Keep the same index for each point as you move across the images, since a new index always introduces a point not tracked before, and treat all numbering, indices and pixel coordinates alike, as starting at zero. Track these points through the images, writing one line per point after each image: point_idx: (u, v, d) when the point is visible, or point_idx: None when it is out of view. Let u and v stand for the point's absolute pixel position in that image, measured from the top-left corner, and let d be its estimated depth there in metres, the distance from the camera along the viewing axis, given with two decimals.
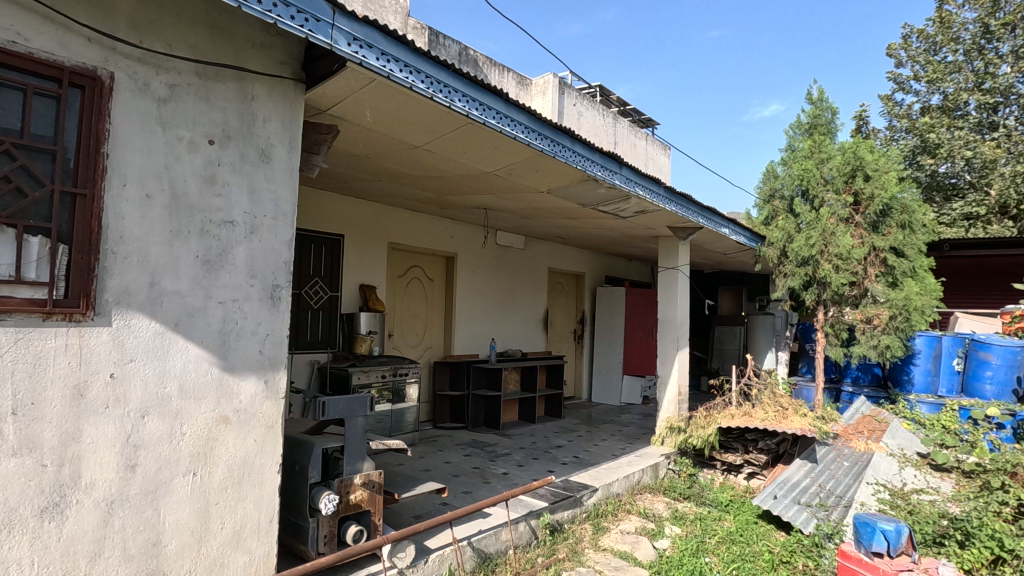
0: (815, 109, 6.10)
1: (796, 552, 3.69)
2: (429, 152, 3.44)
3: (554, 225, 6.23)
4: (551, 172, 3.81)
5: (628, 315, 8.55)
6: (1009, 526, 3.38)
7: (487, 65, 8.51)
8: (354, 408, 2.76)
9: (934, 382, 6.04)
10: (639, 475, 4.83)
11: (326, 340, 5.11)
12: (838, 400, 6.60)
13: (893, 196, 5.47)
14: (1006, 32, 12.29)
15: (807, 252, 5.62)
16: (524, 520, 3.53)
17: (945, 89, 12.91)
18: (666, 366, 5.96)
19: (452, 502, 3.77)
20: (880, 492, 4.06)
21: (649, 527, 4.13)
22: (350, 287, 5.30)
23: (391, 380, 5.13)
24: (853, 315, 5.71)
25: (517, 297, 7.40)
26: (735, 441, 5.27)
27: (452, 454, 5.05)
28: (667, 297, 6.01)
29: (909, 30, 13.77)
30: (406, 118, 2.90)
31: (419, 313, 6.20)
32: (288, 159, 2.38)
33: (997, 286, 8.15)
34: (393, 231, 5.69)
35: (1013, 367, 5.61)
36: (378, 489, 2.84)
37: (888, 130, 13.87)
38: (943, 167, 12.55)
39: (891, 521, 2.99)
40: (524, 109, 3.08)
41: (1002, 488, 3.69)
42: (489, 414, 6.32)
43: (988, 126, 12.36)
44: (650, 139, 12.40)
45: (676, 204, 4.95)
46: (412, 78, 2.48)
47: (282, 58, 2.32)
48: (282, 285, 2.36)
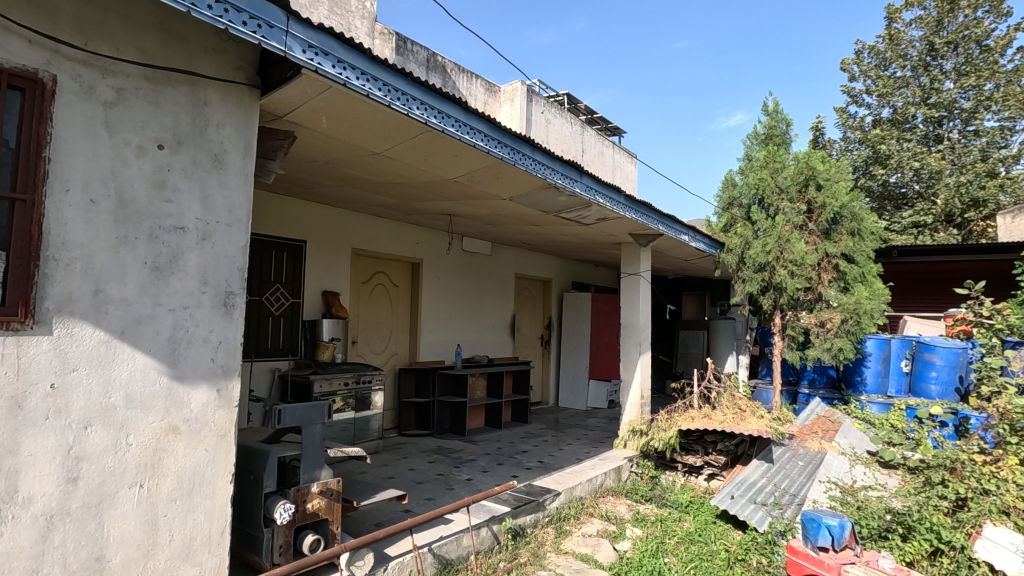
0: (771, 120, 6.34)
1: (751, 550, 3.83)
2: (389, 158, 3.44)
3: (519, 231, 6.28)
4: (512, 180, 3.86)
5: (595, 320, 8.67)
6: (947, 519, 3.57)
7: (455, 72, 8.55)
8: (312, 416, 2.75)
9: (884, 382, 6.30)
10: (602, 479, 4.89)
11: (287, 347, 5.02)
12: (795, 401, 6.83)
13: (844, 204, 5.70)
14: (949, 51, 13.01)
15: (763, 258, 5.82)
16: (486, 525, 3.55)
17: (894, 103, 13.49)
18: (629, 370, 6.07)
19: (413, 509, 3.75)
20: (832, 489, 4.20)
21: (610, 529, 4.20)
22: (313, 293, 5.24)
23: (355, 387, 5.07)
24: (807, 318, 5.92)
25: (483, 303, 7.42)
26: (695, 444, 5.40)
27: (417, 461, 5.02)
28: (629, 302, 6.12)
29: (862, 46, 14.39)
30: (365, 125, 2.90)
31: (384, 319, 6.17)
32: (243, 164, 2.36)
33: (941, 291, 8.59)
34: (357, 237, 5.65)
35: (955, 367, 5.89)
36: (337, 497, 2.81)
37: (843, 141, 14.45)
38: (894, 177, 13.13)
39: (835, 517, 3.11)
40: (483, 117, 3.12)
41: (942, 483, 3.88)
42: (455, 420, 6.32)
43: (933, 139, 13.04)
44: (616, 147, 12.63)
45: (636, 212, 5.07)
46: (370, 86, 2.49)
47: (237, 63, 2.30)
48: (235, 292, 2.33)
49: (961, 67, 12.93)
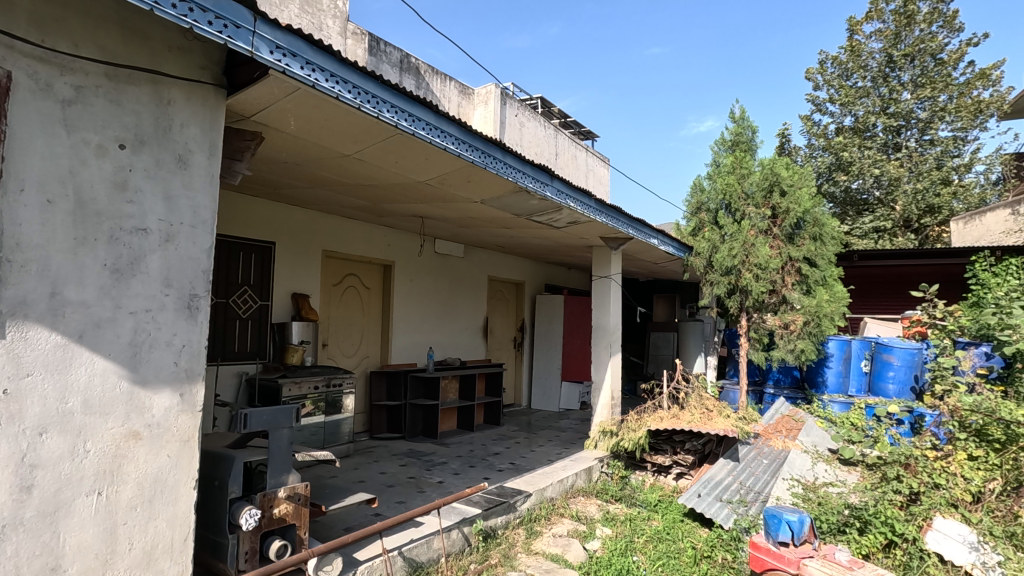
0: (738, 127, 6.50)
1: (717, 547, 3.94)
2: (359, 160, 3.43)
3: (492, 234, 6.30)
4: (483, 183, 3.89)
5: (567, 322, 8.74)
6: (901, 513, 3.73)
7: (429, 73, 8.54)
8: (279, 419, 2.72)
9: (845, 382, 6.51)
10: (573, 479, 4.95)
11: (255, 351, 4.93)
12: (761, 401, 7.01)
13: (807, 210, 5.90)
14: (906, 63, 13.53)
15: (729, 261, 5.97)
16: (456, 527, 3.55)
17: (856, 112, 13.95)
18: (600, 372, 6.14)
19: (384, 512, 3.73)
20: (795, 486, 4.32)
21: (580, 529, 4.24)
22: (282, 296, 5.17)
23: (325, 391, 5.01)
24: (772, 320, 6.08)
25: (456, 305, 7.42)
26: (664, 443, 5.50)
27: (388, 465, 4.99)
28: (600, 304, 6.19)
29: (825, 57, 14.85)
30: (335, 127, 2.89)
31: (356, 322, 6.12)
32: (208, 165, 2.32)
33: (898, 293, 8.89)
34: (327, 239, 5.60)
35: (911, 367, 6.08)
36: (304, 502, 2.79)
37: (808, 148, 14.90)
38: (856, 183, 13.60)
39: (795, 512, 3.22)
40: (454, 121, 3.14)
41: (897, 478, 3.98)
42: (427, 423, 6.31)
43: (893, 147, 13.54)
44: (589, 151, 12.77)
45: (606, 215, 5.15)
46: (339, 88, 2.48)
47: (202, 62, 2.27)
48: (200, 295, 2.29)
49: (918, 78, 13.47)
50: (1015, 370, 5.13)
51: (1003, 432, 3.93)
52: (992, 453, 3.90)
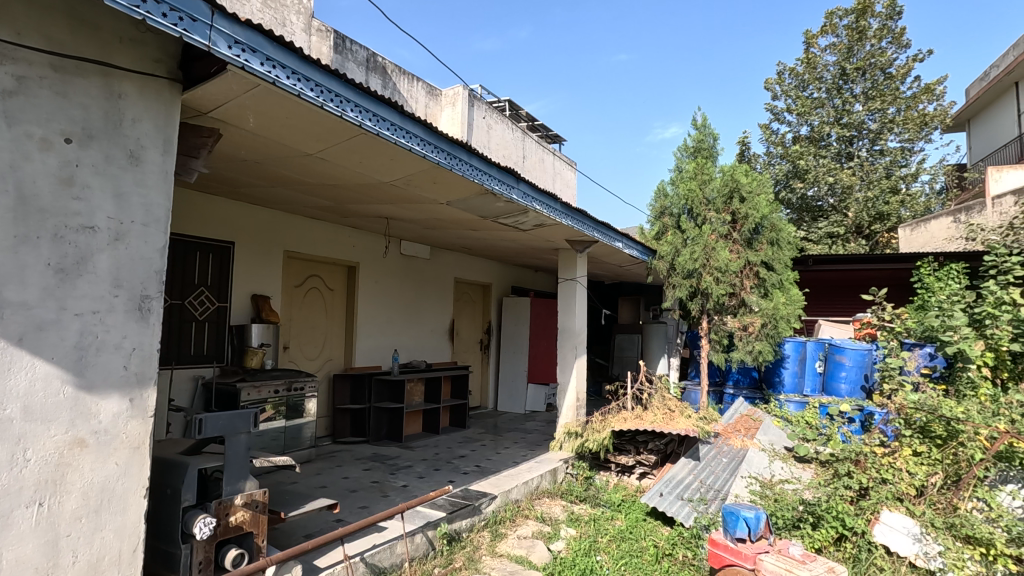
0: (700, 134, 6.66)
1: (678, 545, 4.02)
2: (322, 160, 3.37)
3: (459, 236, 6.28)
4: (448, 185, 3.88)
5: (533, 324, 8.79)
6: (851, 507, 3.87)
7: (395, 73, 8.46)
8: (236, 424, 2.64)
9: (800, 382, 6.75)
10: (538, 481, 4.98)
11: (212, 354, 4.78)
12: (721, 401, 7.19)
13: (765, 216, 6.09)
14: (858, 76, 14.14)
15: (691, 265, 6.11)
16: (421, 531, 3.52)
17: (811, 122, 14.50)
18: (566, 373, 6.19)
19: (346, 518, 3.66)
20: (753, 483, 4.45)
21: (545, 530, 4.27)
22: (241, 297, 5.03)
23: (286, 395, 4.90)
24: (732, 322, 6.24)
25: (422, 307, 7.36)
26: (628, 444, 5.59)
27: (351, 469, 4.91)
28: (566, 307, 6.25)
29: (783, 68, 15.37)
30: (297, 126, 2.84)
31: (318, 324, 6.00)
32: (162, 161, 2.25)
33: (849, 296, 9.27)
34: (289, 239, 5.48)
35: (862, 367, 6.32)
36: (262, 509, 2.72)
37: (766, 156, 15.39)
38: (811, 191, 14.14)
39: (752, 509, 3.32)
40: (419, 122, 3.12)
41: (848, 474, 4.12)
42: (392, 426, 6.24)
43: (846, 156, 14.11)
44: (556, 154, 12.87)
45: (572, 219, 5.20)
46: (301, 86, 2.43)
47: (156, 55, 2.20)
48: (152, 296, 2.21)
49: (869, 91, 14.07)
50: (956, 369, 5.41)
51: (944, 428, 4.13)
52: (934, 449, 4.12)
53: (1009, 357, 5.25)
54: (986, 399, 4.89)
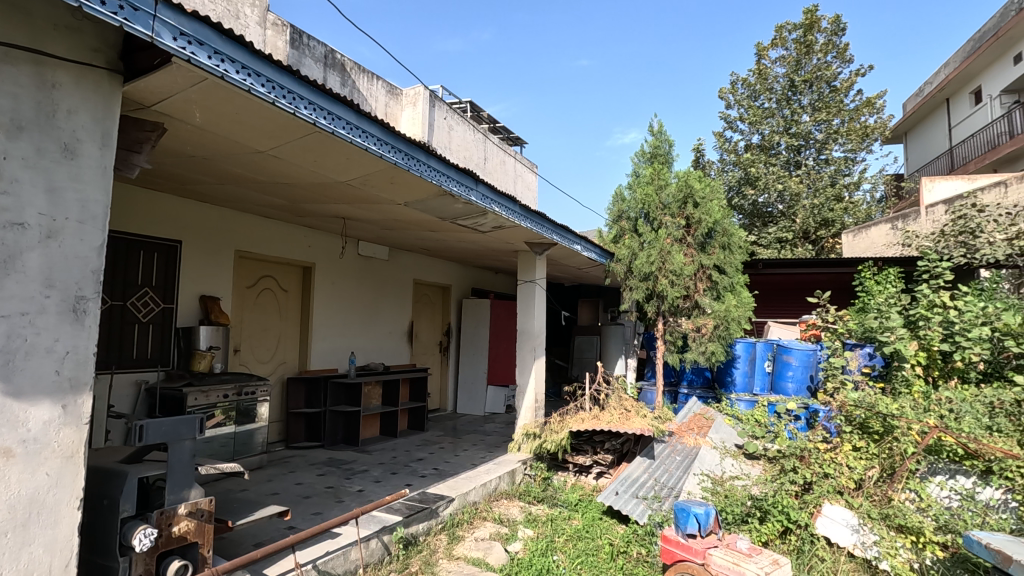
0: (656, 140, 6.81)
1: (632, 542, 4.10)
2: (274, 157, 3.29)
3: (417, 237, 6.23)
4: (406, 186, 3.84)
5: (493, 326, 8.79)
6: (796, 502, 4.03)
7: (355, 71, 8.32)
8: (180, 431, 2.54)
9: (750, 382, 7.00)
10: (496, 482, 4.98)
11: (157, 358, 4.58)
12: (676, 401, 7.37)
13: (717, 221, 6.29)
14: (806, 88, 14.76)
15: (647, 268, 6.25)
16: (376, 536, 3.47)
17: (762, 131, 15.05)
18: (524, 375, 6.21)
19: (298, 525, 3.57)
20: (705, 480, 4.58)
21: (502, 532, 4.27)
22: (189, 297, 4.84)
23: (236, 399, 4.74)
24: (686, 324, 6.41)
25: (380, 309, 7.26)
26: (585, 444, 5.65)
27: (305, 475, 4.79)
28: (524, 308, 6.28)
29: (736, 78, 15.90)
30: (248, 122, 2.76)
31: (271, 326, 5.85)
32: (100, 156, 2.14)
33: (796, 299, 9.67)
34: (241, 238, 5.31)
35: (808, 367, 6.59)
36: (208, 518, 2.62)
37: (720, 162, 15.89)
38: (762, 197, 14.69)
39: (702, 505, 3.41)
40: (376, 121, 3.08)
41: (793, 469, 4.29)
42: (348, 430, 6.13)
43: (794, 164, 14.72)
44: (517, 157, 12.93)
45: (530, 221, 5.24)
46: (251, 81, 2.36)
47: (95, 44, 2.10)
48: (87, 297, 2.10)
49: (815, 103, 14.70)
50: (893, 368, 5.69)
51: (881, 424, 4.35)
52: (872, 444, 4.33)
53: (940, 356, 5.56)
54: (919, 396, 5.15)
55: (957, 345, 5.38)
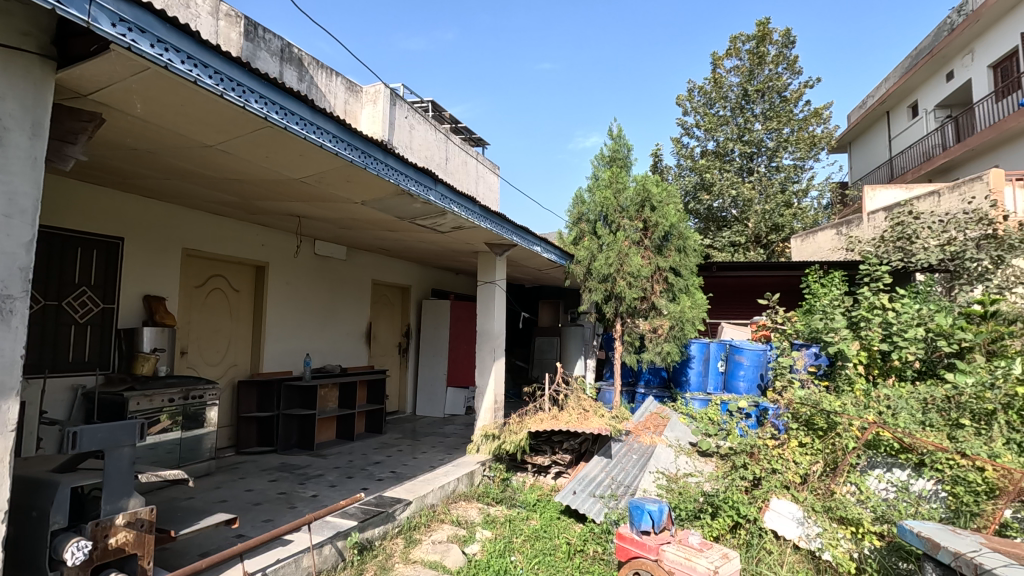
0: (615, 144, 6.93)
1: (589, 540, 4.15)
2: (223, 152, 3.18)
3: (376, 237, 6.13)
4: (363, 184, 3.78)
5: (453, 327, 8.75)
6: (746, 497, 4.17)
7: (313, 66, 8.13)
8: (118, 437, 2.42)
9: (704, 381, 7.20)
10: (454, 485, 4.96)
11: (96, 361, 4.35)
12: (633, 400, 7.50)
13: (673, 224, 6.44)
14: (758, 97, 15.30)
15: (606, 270, 6.35)
16: (330, 542, 3.39)
17: (717, 137, 15.53)
18: (484, 376, 6.20)
19: (247, 533, 3.45)
20: (660, 478, 4.69)
21: (460, 534, 4.24)
22: (132, 297, 4.62)
23: (183, 404, 4.54)
24: (643, 325, 6.53)
25: (337, 310, 7.11)
26: (544, 444, 5.68)
27: (256, 481, 4.64)
28: (484, 309, 6.27)
29: (693, 86, 16.34)
30: (194, 115, 2.65)
31: (222, 327, 5.64)
32: (30, 146, 2.02)
33: (748, 301, 10.01)
34: (189, 236, 5.11)
35: (758, 366, 6.82)
36: (148, 528, 2.50)
37: (677, 167, 16.30)
38: (716, 202, 15.17)
39: (656, 502, 3.47)
40: (331, 118, 3.02)
41: (743, 466, 4.44)
42: (302, 434, 5.97)
43: (747, 171, 15.24)
44: (479, 158, 12.90)
45: (490, 222, 5.23)
46: (198, 72, 2.28)
47: (25, 27, 1.98)
48: (14, 296, 1.97)
49: (767, 112, 15.24)
50: (836, 367, 5.93)
51: (825, 420, 4.52)
52: (817, 439, 4.52)
53: (880, 355, 5.85)
54: (860, 393, 5.38)
55: (895, 345, 5.68)
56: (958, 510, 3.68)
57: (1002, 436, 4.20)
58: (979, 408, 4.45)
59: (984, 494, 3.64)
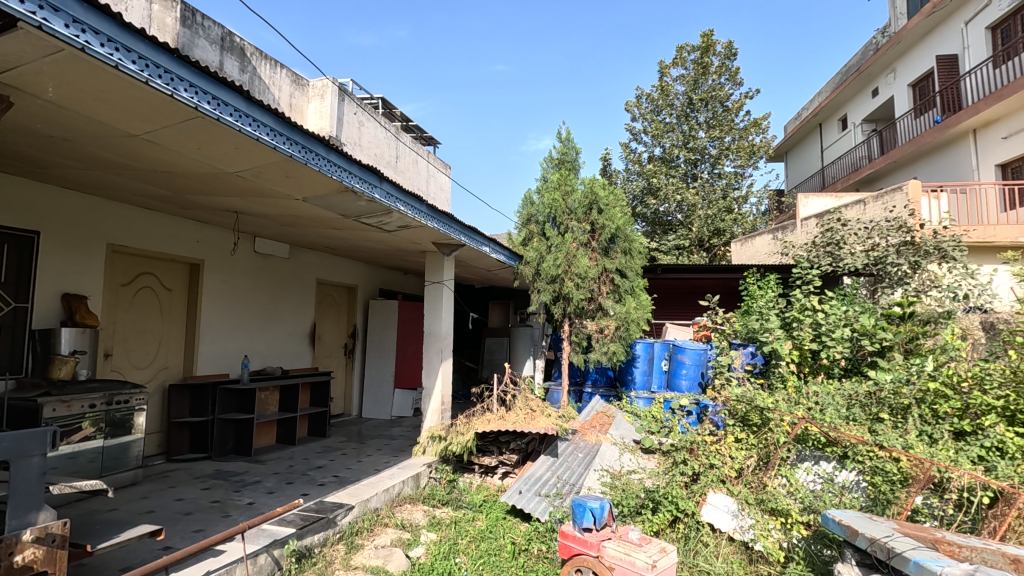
0: (564, 147, 7.02)
1: (533, 540, 4.18)
2: (151, 143, 3.01)
3: (320, 235, 5.96)
4: (304, 180, 3.66)
5: (401, 328, 8.61)
6: (685, 492, 4.32)
7: (255, 57, 7.82)
8: (27, 446, 2.24)
9: (648, 380, 7.41)
10: (400, 487, 4.88)
11: (6, 364, 4.02)
12: (580, 400, 7.60)
13: (619, 227, 6.58)
14: (701, 106, 15.86)
15: (554, 271, 6.41)
16: (265, 551, 3.26)
17: (663, 144, 15.99)
18: (431, 377, 6.13)
19: (175, 544, 3.27)
20: (604, 475, 4.77)
21: (404, 537, 4.17)
22: (48, 296, 4.30)
23: (106, 410, 4.25)
24: (590, 325, 6.62)
25: (279, 310, 6.87)
26: (490, 445, 5.73)
27: (187, 489, 4.41)
28: (431, 310, 6.20)
29: (641, 93, 16.75)
30: (118, 102, 2.50)
31: (151, 327, 5.34)
32: None
33: (690, 303, 10.36)
34: (114, 231, 4.80)
35: (700, 366, 7.07)
36: (61, 543, 2.34)
37: (625, 172, 16.68)
38: (662, 207, 15.65)
39: (597, 499, 3.52)
40: (269, 110, 2.91)
41: (683, 462, 4.59)
42: (239, 440, 5.73)
43: (691, 177, 15.78)
44: (430, 157, 12.78)
45: (437, 221, 5.19)
46: (120, 56, 2.14)
47: None
48: None
49: (710, 120, 15.81)
50: (771, 366, 6.20)
51: (759, 416, 4.77)
52: (751, 435, 4.72)
53: (810, 354, 6.17)
54: (792, 390, 5.65)
55: (824, 345, 6.02)
56: (876, 499, 3.93)
57: (915, 429, 4.53)
58: (896, 402, 4.81)
59: (899, 482, 3.91)
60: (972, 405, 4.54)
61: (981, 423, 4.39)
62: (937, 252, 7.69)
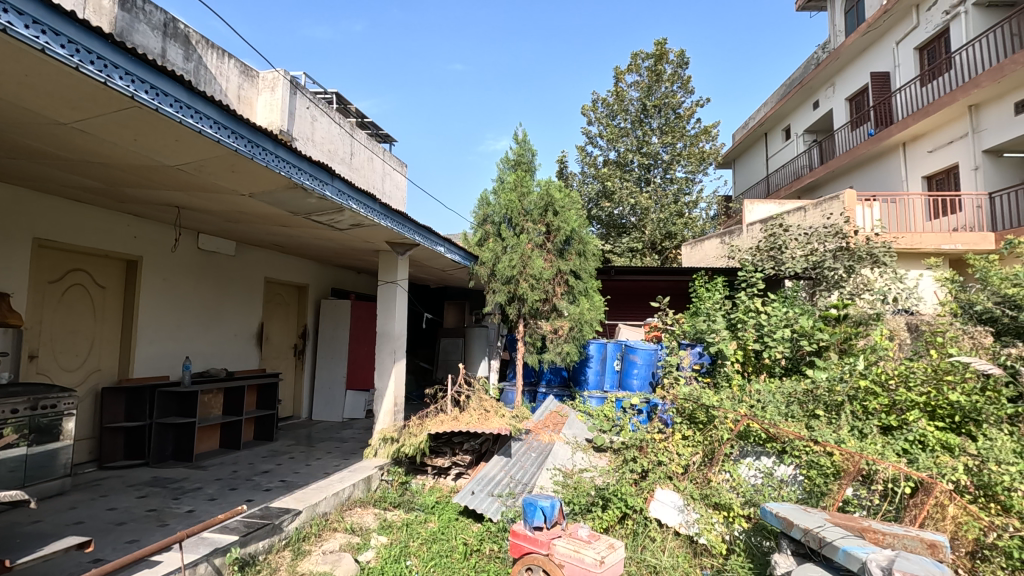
0: (520, 148, 7.05)
1: (485, 540, 4.19)
2: (83, 132, 2.84)
3: (268, 232, 5.77)
4: (250, 175, 3.54)
5: (353, 328, 8.44)
6: (634, 489, 4.42)
7: (201, 45, 7.50)
8: None
9: (601, 379, 7.53)
10: (350, 491, 4.78)
11: None
12: (534, 400, 7.65)
13: (574, 229, 6.67)
14: (655, 112, 16.27)
15: (509, 272, 6.42)
16: (206, 560, 3.14)
17: (618, 148, 16.32)
18: (383, 378, 6.02)
19: (106, 556, 3.10)
20: (556, 474, 4.84)
21: (354, 542, 4.10)
22: None
23: (30, 416, 3.97)
24: (545, 326, 6.67)
25: (224, 309, 6.61)
26: (444, 446, 5.70)
27: (121, 498, 4.19)
28: (384, 310, 6.11)
29: (597, 97, 17.04)
30: (45, 88, 2.35)
31: (82, 327, 5.04)
32: None
33: (642, 304, 10.60)
34: (42, 225, 4.51)
35: (650, 365, 7.25)
36: None
37: (581, 174, 16.94)
38: (616, 210, 16.01)
39: (548, 497, 3.58)
40: (213, 102, 2.80)
41: (633, 459, 4.70)
42: (179, 445, 5.49)
43: (645, 181, 16.17)
44: (386, 155, 12.59)
45: (391, 220, 5.12)
46: (47, 40, 2.01)
47: None
48: None
49: (663, 127, 16.25)
50: (717, 365, 6.44)
51: (704, 414, 4.97)
52: (697, 432, 4.89)
53: (753, 354, 6.42)
54: (736, 387, 5.89)
55: (766, 345, 6.29)
56: (811, 491, 4.12)
57: (848, 424, 4.79)
58: (830, 399, 5.09)
59: (832, 475, 4.11)
60: (898, 401, 4.83)
61: (906, 418, 4.68)
62: (869, 258, 8.18)
